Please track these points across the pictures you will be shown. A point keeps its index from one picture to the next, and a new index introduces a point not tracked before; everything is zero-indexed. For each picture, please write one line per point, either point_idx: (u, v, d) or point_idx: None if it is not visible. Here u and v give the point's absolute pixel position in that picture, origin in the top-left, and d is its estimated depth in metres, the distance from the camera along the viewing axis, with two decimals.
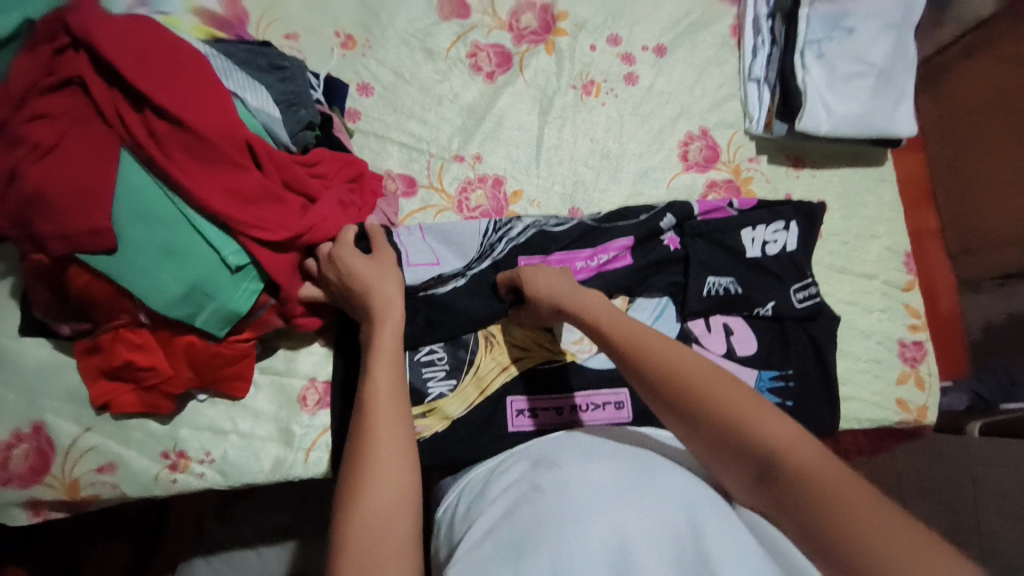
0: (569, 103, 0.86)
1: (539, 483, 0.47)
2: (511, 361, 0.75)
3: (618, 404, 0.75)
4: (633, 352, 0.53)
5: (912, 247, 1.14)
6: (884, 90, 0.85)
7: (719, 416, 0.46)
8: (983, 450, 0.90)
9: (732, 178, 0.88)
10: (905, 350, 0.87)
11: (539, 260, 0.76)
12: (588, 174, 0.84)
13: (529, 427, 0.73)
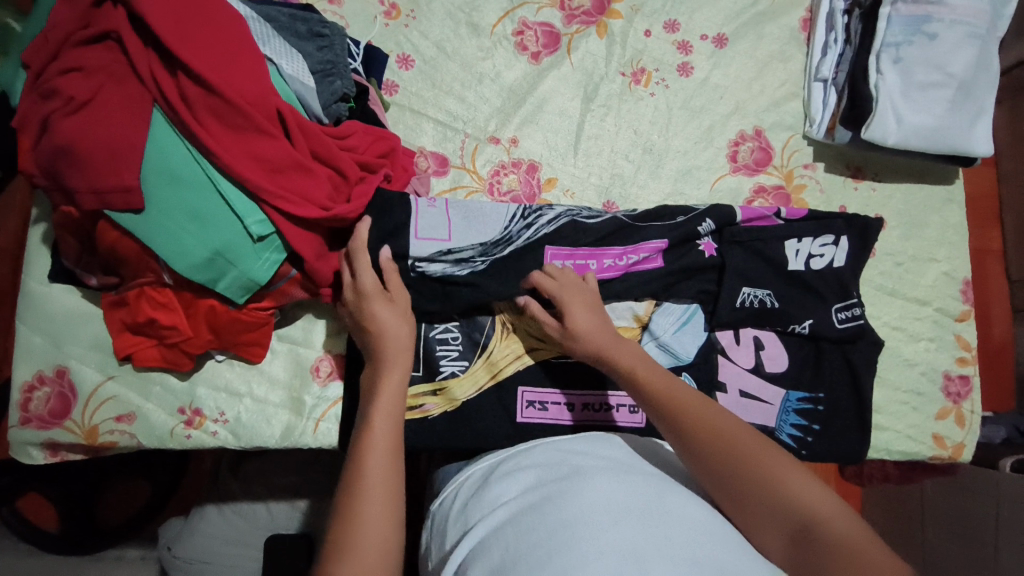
0: (616, 91, 0.81)
1: (549, 491, 0.45)
2: (526, 350, 0.73)
3: (631, 407, 0.73)
4: (667, 405, 0.52)
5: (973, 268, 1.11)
6: (962, 103, 0.76)
7: (756, 477, 0.45)
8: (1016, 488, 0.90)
9: (783, 184, 0.83)
10: (950, 384, 0.81)
11: (566, 252, 0.74)
12: (628, 167, 0.80)
13: (538, 419, 0.72)
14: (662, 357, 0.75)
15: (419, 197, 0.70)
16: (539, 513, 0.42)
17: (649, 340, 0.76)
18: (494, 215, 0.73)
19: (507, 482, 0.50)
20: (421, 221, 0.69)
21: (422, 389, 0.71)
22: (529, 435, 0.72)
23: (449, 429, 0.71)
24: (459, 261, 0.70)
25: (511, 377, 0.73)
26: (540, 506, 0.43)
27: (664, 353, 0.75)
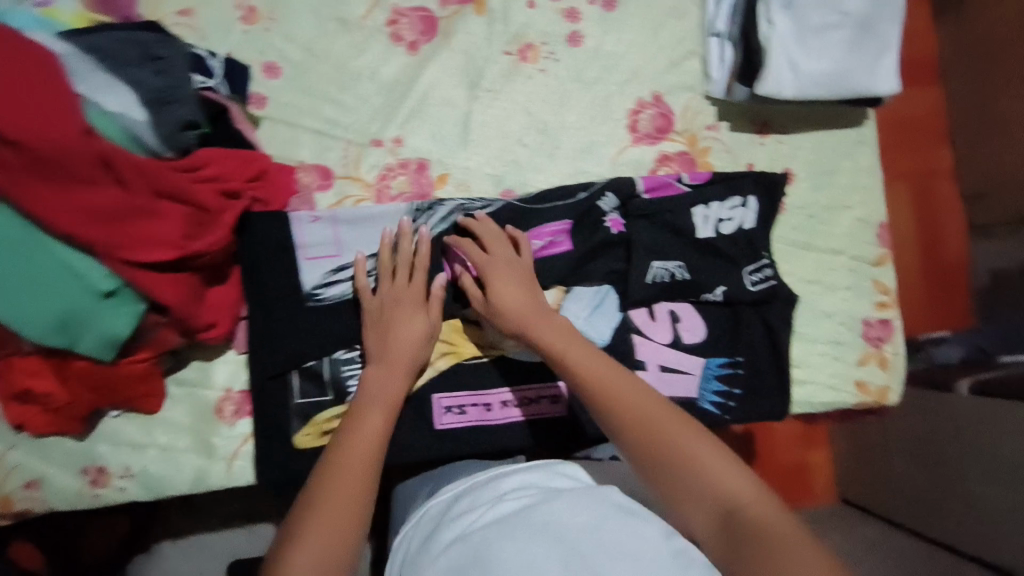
0: (501, 72, 0.77)
1: (508, 529, 0.46)
2: (436, 357, 0.72)
3: (550, 398, 0.74)
4: (602, 399, 0.54)
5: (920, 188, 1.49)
6: (863, 41, 0.73)
7: (693, 470, 0.49)
8: (968, 408, 0.93)
9: (687, 149, 0.80)
10: (869, 330, 0.81)
11: None
12: (523, 152, 0.77)
13: (457, 423, 0.72)
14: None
15: (299, 217, 0.70)
16: (490, 565, 0.44)
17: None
18: (385, 221, 0.73)
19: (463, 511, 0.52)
20: (307, 244, 0.70)
21: (336, 412, 0.70)
22: (447, 443, 0.71)
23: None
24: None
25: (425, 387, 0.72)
26: (495, 549, 0.45)
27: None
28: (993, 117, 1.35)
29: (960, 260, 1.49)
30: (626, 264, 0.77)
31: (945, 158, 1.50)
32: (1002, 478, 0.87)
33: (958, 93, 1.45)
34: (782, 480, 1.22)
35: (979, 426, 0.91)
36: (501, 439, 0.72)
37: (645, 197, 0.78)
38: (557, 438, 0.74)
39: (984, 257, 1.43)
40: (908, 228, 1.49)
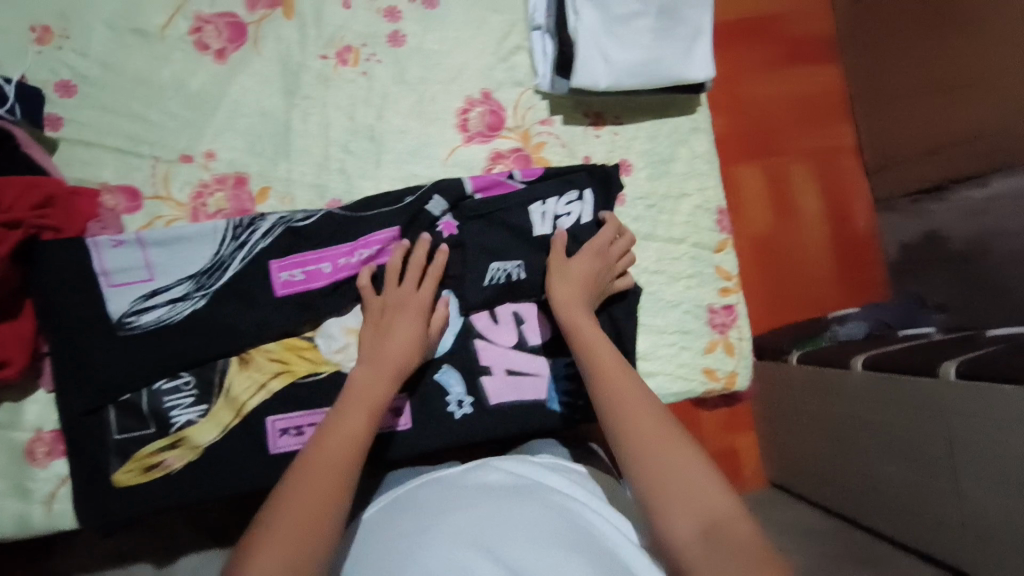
0: (317, 77, 0.74)
1: (449, 523, 0.52)
2: (270, 378, 0.70)
3: (394, 410, 0.72)
4: (618, 412, 0.59)
5: (744, 176, 1.48)
6: (670, 28, 0.73)
7: (687, 482, 0.53)
8: (866, 386, 1.03)
9: (521, 146, 0.79)
10: (714, 317, 0.82)
11: (297, 260, 0.71)
12: (348, 160, 0.75)
13: (294, 446, 0.70)
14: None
15: (99, 243, 0.67)
16: (440, 530, 0.52)
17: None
18: (203, 240, 0.70)
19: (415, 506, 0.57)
20: (111, 270, 0.67)
21: (159, 445, 0.67)
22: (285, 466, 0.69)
23: (196, 478, 0.67)
24: (171, 300, 0.69)
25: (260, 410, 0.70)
26: (450, 520, 0.53)
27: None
28: (879, 91, 1.43)
29: (869, 232, 1.52)
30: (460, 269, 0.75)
31: (849, 132, 1.54)
32: None
33: (855, 68, 1.50)
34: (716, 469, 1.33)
35: None
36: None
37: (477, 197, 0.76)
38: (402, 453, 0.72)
39: (890, 229, 1.49)
40: (815, 206, 1.50)
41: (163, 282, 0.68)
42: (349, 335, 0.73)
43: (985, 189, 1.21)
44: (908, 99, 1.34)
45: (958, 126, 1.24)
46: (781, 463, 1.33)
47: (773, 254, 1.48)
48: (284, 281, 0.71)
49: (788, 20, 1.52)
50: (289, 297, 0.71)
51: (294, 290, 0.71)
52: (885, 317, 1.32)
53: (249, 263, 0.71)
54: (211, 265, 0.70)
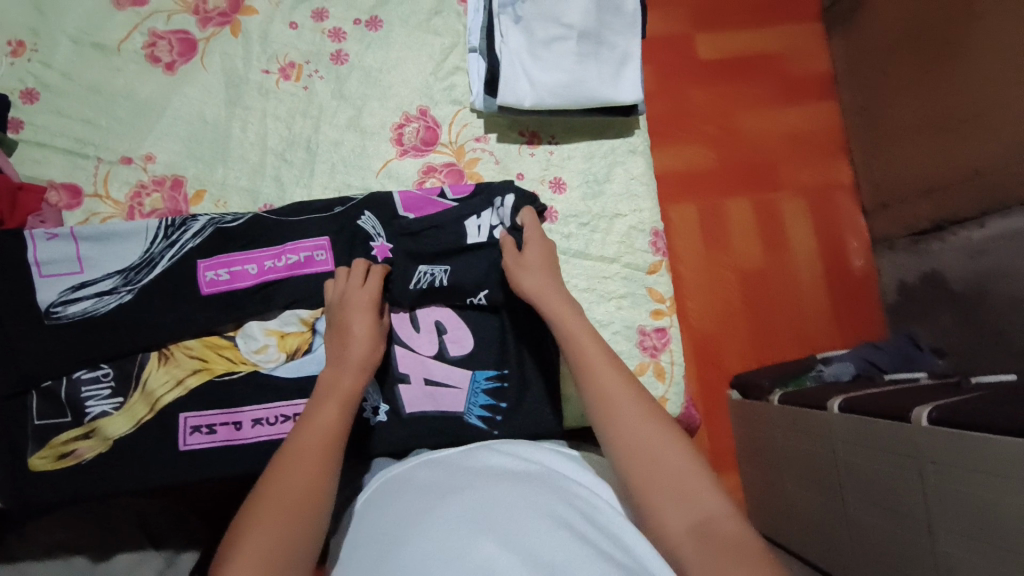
0: (259, 89, 0.79)
1: (445, 499, 0.52)
2: (187, 374, 0.71)
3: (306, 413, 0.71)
4: (605, 407, 0.58)
5: (737, 209, 1.46)
6: (593, 51, 0.76)
7: (677, 476, 0.53)
8: (843, 427, 0.97)
9: (454, 161, 0.81)
10: (644, 339, 0.80)
11: (227, 259, 0.73)
12: (283, 167, 0.78)
13: (205, 443, 0.69)
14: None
15: (33, 235, 0.70)
16: (429, 515, 0.50)
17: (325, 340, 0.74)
18: (136, 237, 0.73)
19: (411, 485, 0.57)
20: (42, 261, 0.70)
21: (71, 434, 0.68)
22: (194, 465, 0.69)
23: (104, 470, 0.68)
24: (99, 293, 0.71)
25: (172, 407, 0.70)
26: (439, 508, 0.51)
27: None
28: (882, 128, 1.36)
29: (867, 271, 1.45)
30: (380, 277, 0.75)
31: (847, 170, 1.49)
32: (881, 502, 0.90)
33: (852, 108, 1.46)
34: None
35: (856, 449, 0.95)
36: (251, 460, 0.69)
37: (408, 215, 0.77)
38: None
39: (890, 269, 1.40)
40: (808, 244, 1.46)
41: (91, 275, 0.71)
42: (270, 336, 0.73)
43: (983, 229, 1.13)
44: (904, 140, 1.29)
45: (952, 165, 1.17)
46: (769, 509, 1.24)
47: (761, 291, 1.43)
48: (210, 280, 0.73)
49: (784, 59, 1.52)
50: (212, 296, 0.72)
51: (218, 290, 0.72)
52: (876, 359, 1.22)
53: (177, 261, 0.73)
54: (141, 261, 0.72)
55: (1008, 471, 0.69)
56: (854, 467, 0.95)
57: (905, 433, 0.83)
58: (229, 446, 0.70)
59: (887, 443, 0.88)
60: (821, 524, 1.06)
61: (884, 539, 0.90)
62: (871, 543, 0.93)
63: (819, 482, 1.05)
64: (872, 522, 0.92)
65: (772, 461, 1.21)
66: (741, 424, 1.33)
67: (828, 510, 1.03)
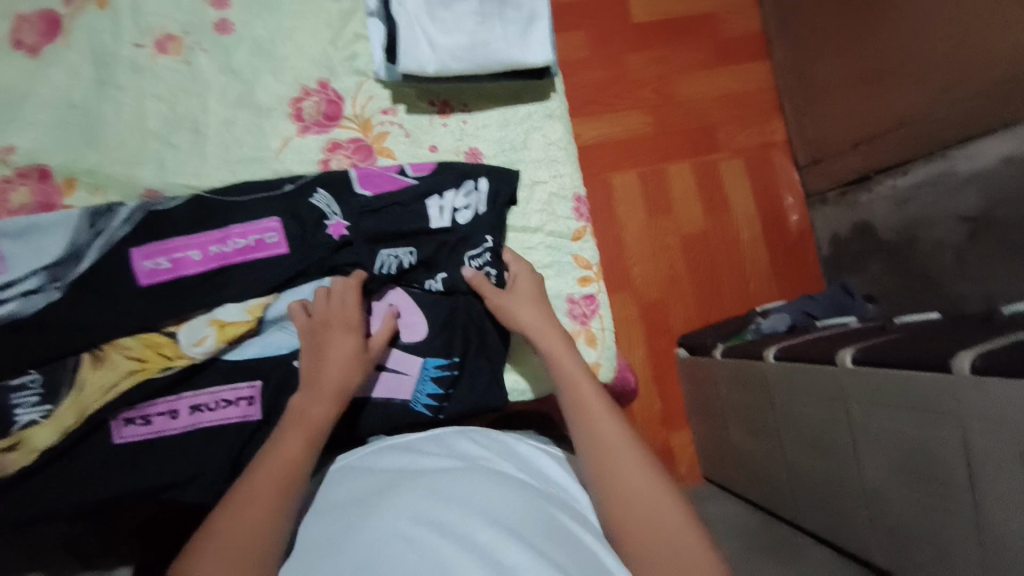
0: (134, 66, 0.72)
1: (416, 486, 0.51)
2: (122, 377, 0.66)
3: (251, 399, 0.68)
4: (598, 445, 0.56)
5: (672, 170, 1.44)
6: (495, 11, 0.74)
7: (664, 521, 0.50)
8: (776, 374, 0.98)
9: (361, 136, 0.77)
10: (573, 308, 0.78)
11: (162, 246, 0.68)
12: (168, 151, 0.72)
13: (142, 435, 0.67)
14: (287, 340, 0.71)
15: None
16: (402, 517, 0.48)
17: (273, 328, 0.71)
18: (58, 231, 0.67)
19: (377, 473, 0.55)
20: None
21: None
22: (107, 474, 0.65)
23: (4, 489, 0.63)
24: (24, 293, 0.65)
25: (100, 413, 0.65)
26: (415, 506, 0.49)
27: (289, 336, 0.71)
28: (812, 81, 1.37)
29: (803, 226, 1.48)
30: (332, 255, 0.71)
31: (780, 127, 1.50)
32: (814, 443, 0.93)
33: (784, 65, 1.46)
34: None
35: (788, 393, 0.97)
36: (170, 463, 0.66)
37: (360, 189, 0.74)
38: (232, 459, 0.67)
39: (824, 223, 1.44)
40: (748, 204, 1.47)
41: (13, 273, 0.65)
42: (211, 326, 0.68)
43: (906, 176, 1.16)
44: (835, 93, 1.30)
45: (883, 116, 1.19)
46: (720, 461, 1.27)
47: (705, 254, 1.44)
48: (149, 270, 0.68)
49: (720, 20, 1.50)
50: (152, 288, 0.67)
51: (161, 280, 0.68)
52: (810, 308, 1.26)
53: (106, 254, 0.67)
54: (66, 256, 0.67)
55: (923, 406, 0.72)
56: (788, 412, 0.98)
57: (829, 376, 0.86)
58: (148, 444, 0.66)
59: (817, 387, 0.89)
60: (765, 471, 1.09)
61: (818, 477, 0.94)
62: (808, 481, 0.96)
63: (760, 431, 1.08)
64: (807, 462, 0.95)
65: (719, 416, 1.23)
66: (690, 383, 1.35)
67: (768, 455, 1.07)
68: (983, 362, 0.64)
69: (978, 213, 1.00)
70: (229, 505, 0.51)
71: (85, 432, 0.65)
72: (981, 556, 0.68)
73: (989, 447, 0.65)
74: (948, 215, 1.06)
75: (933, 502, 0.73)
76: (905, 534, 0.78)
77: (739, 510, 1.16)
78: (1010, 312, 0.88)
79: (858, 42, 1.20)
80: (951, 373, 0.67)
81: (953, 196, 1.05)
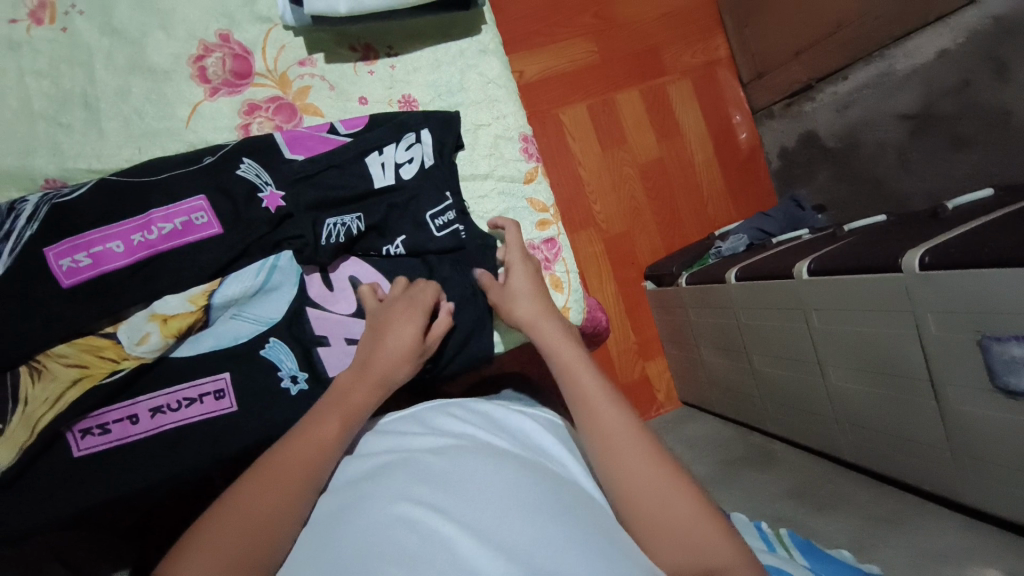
0: (2, 40, 0.63)
1: (404, 473, 0.47)
2: (67, 387, 0.61)
3: (214, 394, 0.64)
4: (600, 438, 0.51)
5: (620, 98, 1.40)
6: None
7: (671, 499, 0.47)
8: (739, 293, 0.99)
9: (280, 93, 0.70)
10: (535, 254, 0.76)
11: (77, 242, 0.61)
12: (63, 135, 0.64)
13: (103, 445, 0.62)
14: (242, 328, 0.66)
15: None
16: (396, 506, 0.43)
17: (225, 315, 0.66)
18: None
19: (358, 471, 0.50)
20: None
21: None
22: (65, 494, 0.60)
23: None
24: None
25: (54, 426, 0.60)
26: (411, 493, 0.44)
27: (244, 323, 0.66)
28: None
29: (753, 143, 1.48)
30: (275, 228, 0.66)
31: (723, 41, 1.46)
32: (781, 356, 0.95)
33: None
34: (631, 398, 1.39)
35: (753, 310, 0.98)
36: (135, 473, 0.62)
37: (287, 151, 0.67)
38: (200, 459, 0.63)
39: (773, 137, 1.43)
40: (699, 125, 1.45)
41: None
42: (153, 322, 0.63)
43: (846, 82, 1.16)
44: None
45: (819, 20, 1.17)
46: (695, 384, 1.31)
47: (661, 182, 1.42)
48: (69, 269, 0.61)
49: None
50: (77, 287, 0.61)
51: (84, 279, 0.61)
52: (766, 227, 1.26)
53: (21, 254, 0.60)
54: None
55: (880, 306, 0.73)
56: (755, 330, 1.00)
57: (790, 289, 0.87)
58: (105, 457, 0.62)
59: (779, 299, 0.90)
60: (738, 388, 1.12)
61: (787, 388, 0.97)
62: (778, 393, 0.99)
63: (730, 351, 1.10)
64: (776, 375, 0.98)
65: (691, 342, 1.25)
66: (660, 313, 1.36)
67: (739, 373, 1.09)
68: (931, 258, 0.65)
69: (918, 110, 1.01)
70: (236, 491, 0.48)
71: (40, 450, 0.60)
72: (943, 438, 0.73)
73: (942, 335, 0.67)
74: (888, 116, 1.07)
75: (894, 395, 0.77)
76: (870, 427, 0.82)
77: (717, 429, 1.21)
78: (954, 205, 0.90)
79: None
80: (900, 271, 0.69)
81: (894, 95, 1.05)
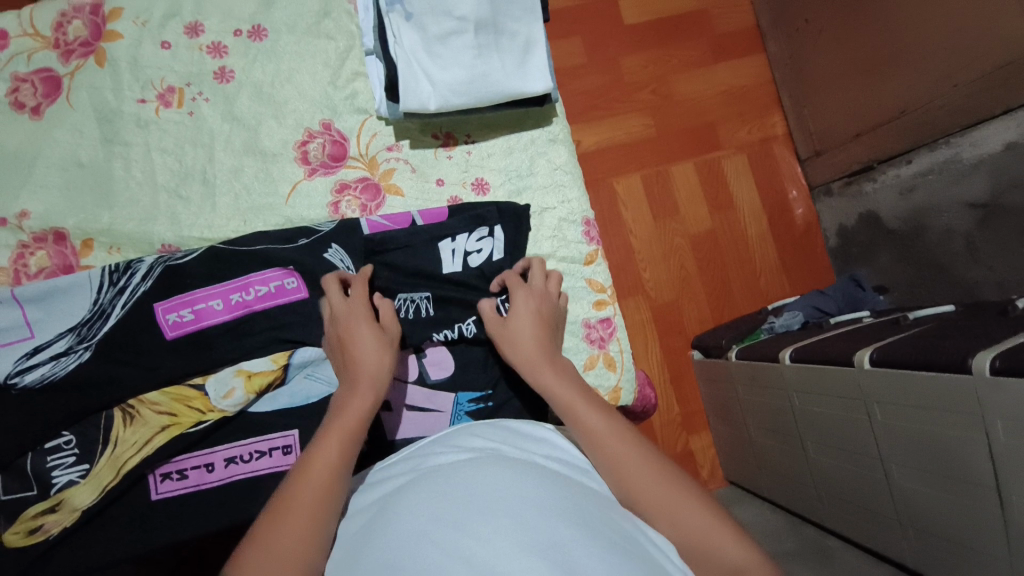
0: (139, 121, 0.73)
1: (425, 489, 0.47)
2: (155, 432, 0.66)
3: (282, 448, 0.68)
4: (607, 454, 0.54)
5: (674, 172, 1.44)
6: (491, 43, 0.75)
7: (681, 503, 0.50)
8: (793, 375, 0.97)
9: (368, 175, 0.78)
10: (590, 332, 0.78)
11: (182, 300, 0.69)
12: (180, 204, 0.73)
13: (177, 490, 0.66)
14: (314, 388, 0.70)
15: None
16: (423, 514, 0.43)
17: (300, 375, 0.71)
18: (81, 291, 0.68)
19: (385, 488, 0.51)
20: None
21: (37, 509, 0.63)
22: (140, 532, 0.65)
23: (42, 554, 0.63)
24: (54, 355, 0.66)
25: (139, 468, 0.65)
26: (434, 506, 0.44)
27: (317, 384, 0.70)
28: (811, 75, 1.36)
29: (808, 219, 1.48)
30: None
31: (780, 121, 1.49)
32: (837, 446, 0.92)
33: (780, 60, 1.45)
34: None
35: (807, 394, 0.96)
36: (202, 517, 0.66)
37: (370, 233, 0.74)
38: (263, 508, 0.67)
39: (830, 214, 1.43)
40: (753, 199, 1.46)
41: (41, 336, 0.66)
42: (238, 378, 0.68)
43: (910, 165, 1.15)
44: (835, 85, 1.30)
45: (882, 107, 1.19)
46: (743, 464, 1.26)
47: (713, 254, 1.43)
48: (173, 323, 0.68)
49: (712, 16, 1.49)
50: (178, 339, 0.68)
51: (186, 332, 0.68)
52: (820, 304, 1.24)
53: (130, 309, 0.68)
54: (92, 315, 0.67)
55: (949, 405, 0.71)
56: (809, 416, 0.97)
57: (850, 378, 0.85)
58: (180, 501, 0.66)
59: (838, 387, 0.88)
60: (789, 472, 1.08)
61: (843, 479, 0.93)
62: (832, 483, 0.96)
63: (781, 434, 1.07)
64: (831, 464, 0.95)
65: (739, 418, 1.22)
66: (707, 385, 1.34)
67: (790, 457, 1.06)
68: (1002, 363, 0.64)
69: (987, 200, 0.98)
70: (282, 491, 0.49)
71: (121, 490, 0.65)
72: (1011, 555, 0.68)
73: (1015, 446, 0.64)
74: (955, 202, 1.04)
75: (958, 501, 0.73)
76: (932, 534, 0.78)
77: (764, 513, 1.15)
78: None
79: (853, 34, 1.20)
80: (970, 373, 0.67)
81: (960, 183, 1.03)
